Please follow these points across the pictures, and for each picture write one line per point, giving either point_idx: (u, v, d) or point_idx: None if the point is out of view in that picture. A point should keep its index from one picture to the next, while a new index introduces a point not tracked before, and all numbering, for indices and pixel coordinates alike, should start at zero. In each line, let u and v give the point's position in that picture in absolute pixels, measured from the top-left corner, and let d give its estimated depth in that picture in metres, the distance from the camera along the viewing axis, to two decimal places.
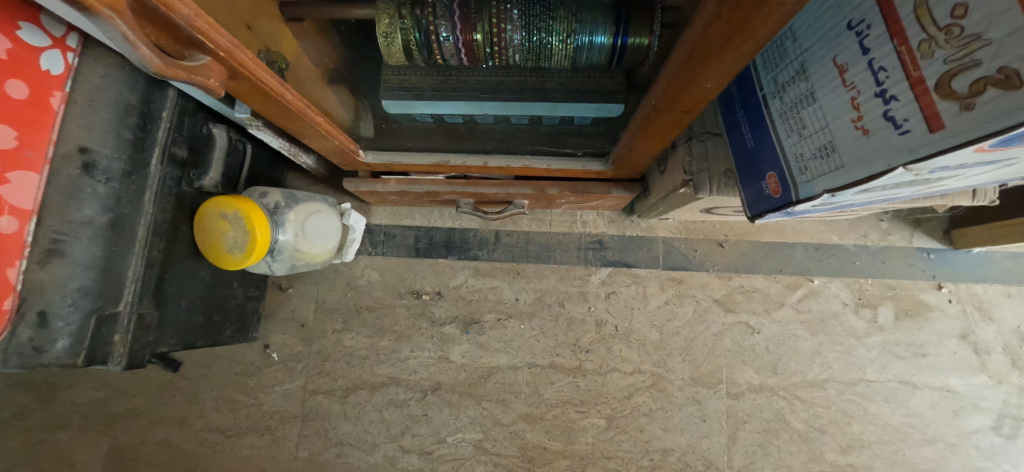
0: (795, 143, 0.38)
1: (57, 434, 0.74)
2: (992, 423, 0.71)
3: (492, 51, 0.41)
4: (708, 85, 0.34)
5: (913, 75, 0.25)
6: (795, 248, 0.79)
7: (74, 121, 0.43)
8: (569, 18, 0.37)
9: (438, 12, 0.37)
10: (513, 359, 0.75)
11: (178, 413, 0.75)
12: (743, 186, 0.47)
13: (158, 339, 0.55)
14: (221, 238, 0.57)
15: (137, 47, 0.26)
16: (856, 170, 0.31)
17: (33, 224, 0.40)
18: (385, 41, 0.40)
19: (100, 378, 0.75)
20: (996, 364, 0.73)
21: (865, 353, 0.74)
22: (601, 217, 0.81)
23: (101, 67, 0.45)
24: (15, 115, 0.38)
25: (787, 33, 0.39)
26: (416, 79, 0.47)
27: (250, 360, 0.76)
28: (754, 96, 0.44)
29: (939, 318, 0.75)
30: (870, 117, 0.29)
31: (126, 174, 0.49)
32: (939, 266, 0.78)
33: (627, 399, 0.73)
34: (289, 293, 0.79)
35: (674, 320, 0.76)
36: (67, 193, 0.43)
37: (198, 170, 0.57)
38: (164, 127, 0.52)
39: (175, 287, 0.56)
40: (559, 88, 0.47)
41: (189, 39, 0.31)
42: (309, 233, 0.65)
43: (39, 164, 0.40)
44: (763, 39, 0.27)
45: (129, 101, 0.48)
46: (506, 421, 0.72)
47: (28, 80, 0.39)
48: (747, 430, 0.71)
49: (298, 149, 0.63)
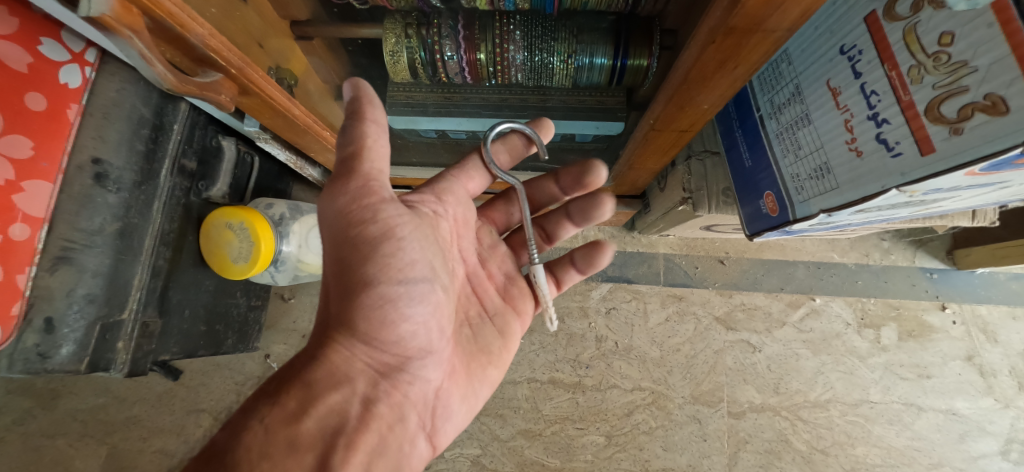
0: (791, 163, 0.38)
1: (55, 440, 0.73)
2: (1000, 448, 0.70)
3: (495, 69, 0.42)
4: (705, 105, 0.35)
5: (904, 99, 0.25)
6: (797, 266, 0.79)
7: (88, 132, 0.44)
8: (569, 39, 0.39)
9: (443, 32, 0.38)
10: (513, 374, 0.74)
11: (178, 421, 0.74)
12: (741, 204, 0.47)
13: (161, 346, 0.55)
14: (226, 249, 0.57)
15: (153, 64, 0.27)
16: (851, 191, 0.31)
17: (44, 231, 0.41)
18: (391, 60, 0.41)
19: (101, 385, 0.75)
20: (1003, 387, 0.72)
21: (868, 373, 0.73)
22: (602, 233, 0.82)
23: (118, 80, 0.46)
24: (33, 126, 0.39)
25: (782, 56, 0.39)
26: (421, 95, 0.48)
27: (251, 370, 0.76)
28: (751, 116, 0.44)
29: (944, 339, 0.74)
30: (863, 139, 0.29)
31: (136, 184, 0.49)
32: (942, 286, 0.77)
33: (626, 416, 0.72)
34: (292, 303, 0.79)
35: (674, 337, 0.75)
36: (79, 202, 0.43)
37: (206, 181, 0.58)
38: (175, 140, 0.53)
39: (179, 295, 0.57)
40: (560, 106, 0.48)
41: (201, 56, 0.32)
42: (313, 244, 0.66)
43: (53, 174, 0.41)
44: (756, 63, 0.28)
45: (144, 113, 0.49)
46: (504, 436, 0.71)
47: (48, 93, 0.40)
48: (749, 451, 0.70)
49: (304, 162, 0.64)
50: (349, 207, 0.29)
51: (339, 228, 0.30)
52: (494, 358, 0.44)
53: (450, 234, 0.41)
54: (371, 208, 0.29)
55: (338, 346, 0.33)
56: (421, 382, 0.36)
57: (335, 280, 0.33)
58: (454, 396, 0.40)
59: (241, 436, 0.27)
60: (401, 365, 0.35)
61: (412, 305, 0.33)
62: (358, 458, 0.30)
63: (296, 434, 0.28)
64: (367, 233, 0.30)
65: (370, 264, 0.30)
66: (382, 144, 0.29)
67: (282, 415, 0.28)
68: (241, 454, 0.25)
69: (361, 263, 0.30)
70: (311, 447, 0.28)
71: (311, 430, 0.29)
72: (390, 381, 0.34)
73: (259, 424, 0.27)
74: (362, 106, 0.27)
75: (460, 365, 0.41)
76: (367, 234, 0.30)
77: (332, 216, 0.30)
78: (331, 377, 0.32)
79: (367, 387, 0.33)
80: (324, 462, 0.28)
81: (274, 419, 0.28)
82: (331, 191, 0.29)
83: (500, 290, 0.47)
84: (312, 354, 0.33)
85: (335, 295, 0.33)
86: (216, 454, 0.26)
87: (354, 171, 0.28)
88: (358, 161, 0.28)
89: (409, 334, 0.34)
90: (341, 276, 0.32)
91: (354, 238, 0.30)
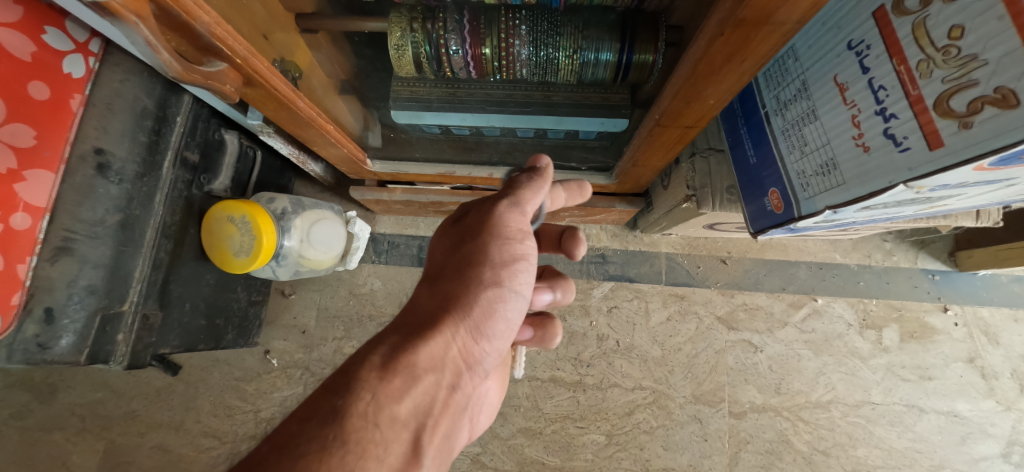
0: (796, 160, 0.38)
1: (53, 435, 0.72)
2: (1001, 451, 0.70)
3: (500, 64, 0.42)
4: (711, 100, 0.35)
5: (913, 94, 0.25)
6: (799, 266, 0.79)
7: (91, 122, 0.44)
8: (575, 34, 0.38)
9: (448, 26, 0.38)
10: (513, 372, 0.74)
11: (177, 417, 0.74)
12: (745, 202, 0.47)
13: (160, 340, 0.55)
14: (227, 242, 0.57)
15: (158, 51, 0.27)
16: (858, 187, 0.31)
17: (46, 221, 0.41)
18: (396, 53, 0.41)
19: (101, 379, 0.75)
20: (1005, 389, 0.72)
21: (870, 375, 0.73)
22: (604, 231, 0.82)
23: (121, 71, 0.46)
24: (35, 116, 0.39)
25: (789, 52, 0.39)
26: (425, 90, 0.48)
27: (250, 366, 0.76)
28: (756, 113, 0.44)
29: (946, 341, 0.74)
30: (870, 135, 0.29)
31: (139, 176, 0.49)
32: (944, 288, 0.77)
33: (627, 415, 0.71)
34: (292, 299, 0.79)
35: (676, 336, 0.75)
36: (81, 192, 0.43)
37: (208, 175, 0.58)
38: (178, 132, 0.53)
39: (180, 288, 0.57)
40: (565, 102, 0.48)
41: (206, 45, 0.32)
42: (314, 239, 0.66)
43: (55, 163, 0.41)
44: (764, 57, 0.28)
45: (146, 105, 0.49)
46: (505, 435, 0.71)
47: (50, 82, 0.40)
48: (750, 451, 0.70)
49: (307, 157, 0.63)
50: (507, 223, 0.33)
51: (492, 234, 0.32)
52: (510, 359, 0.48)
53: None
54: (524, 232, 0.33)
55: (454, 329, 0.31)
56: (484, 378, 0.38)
57: (461, 265, 0.33)
58: (488, 390, 0.42)
59: (358, 398, 0.24)
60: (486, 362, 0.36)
61: (514, 313, 0.35)
62: (435, 440, 0.30)
63: (397, 411, 0.25)
64: (515, 248, 0.33)
65: (505, 270, 0.33)
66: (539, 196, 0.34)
67: (393, 390, 0.26)
68: (359, 420, 0.23)
69: (498, 266, 0.32)
70: (410, 425, 0.26)
71: (413, 410, 0.27)
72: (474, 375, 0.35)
73: (376, 393, 0.25)
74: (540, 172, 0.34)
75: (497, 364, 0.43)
76: (514, 248, 0.33)
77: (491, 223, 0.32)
78: (437, 360, 0.29)
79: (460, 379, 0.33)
80: (418, 442, 0.27)
81: (390, 391, 0.25)
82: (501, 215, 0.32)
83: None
84: (424, 326, 0.30)
85: (456, 280, 0.32)
86: (329, 412, 0.23)
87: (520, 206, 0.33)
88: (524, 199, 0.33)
89: (501, 337, 0.35)
90: (471, 272, 0.32)
91: (501, 247, 0.32)
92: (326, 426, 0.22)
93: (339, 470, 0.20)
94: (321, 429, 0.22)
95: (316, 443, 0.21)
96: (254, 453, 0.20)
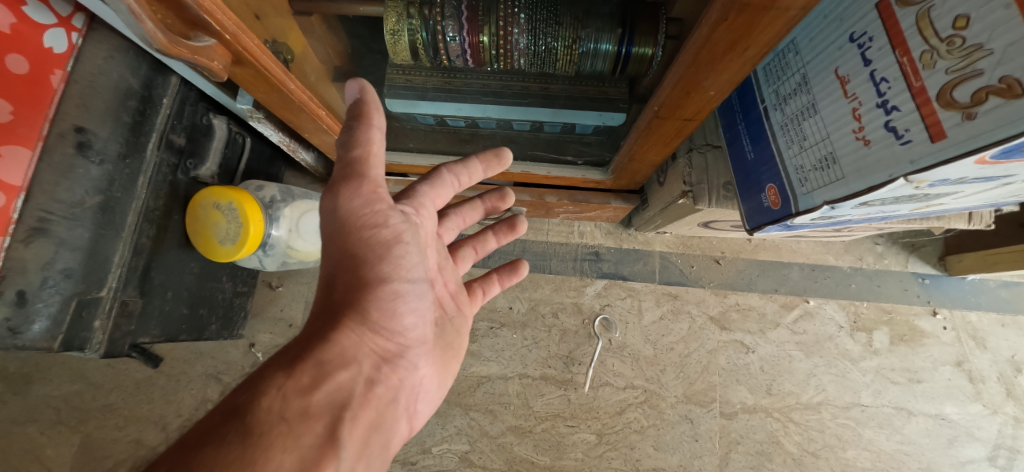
0: (795, 154, 0.38)
1: (27, 427, 0.70)
2: (988, 454, 0.70)
3: (498, 53, 0.41)
4: (711, 91, 0.35)
5: (915, 85, 0.25)
6: (791, 268, 0.79)
7: (72, 100, 0.42)
8: (575, 24, 0.38)
9: (445, 12, 0.37)
10: (504, 369, 0.73)
11: (157, 410, 0.72)
12: (743, 199, 0.47)
13: (140, 328, 0.53)
14: (213, 230, 0.56)
15: (142, 21, 0.26)
16: (857, 181, 0.30)
17: (21, 200, 0.39)
18: (391, 39, 0.40)
19: (78, 370, 0.72)
20: (991, 393, 0.73)
21: (859, 377, 0.73)
22: (598, 229, 0.82)
23: (106, 48, 0.45)
24: (16, 91, 0.37)
25: (789, 46, 0.39)
26: (420, 79, 0.47)
27: (235, 359, 0.74)
28: (755, 108, 0.44)
29: (935, 344, 0.75)
30: (871, 128, 0.29)
31: (121, 157, 0.48)
32: (934, 292, 0.78)
33: (618, 415, 0.71)
34: (279, 292, 0.77)
35: (668, 336, 0.75)
36: (59, 172, 0.42)
37: (194, 160, 0.56)
38: (164, 114, 0.51)
39: (162, 276, 0.55)
40: (562, 94, 0.48)
41: (195, 19, 0.30)
42: (303, 230, 0.64)
43: (33, 140, 0.39)
44: (767, 45, 0.27)
45: (131, 84, 0.47)
46: (494, 433, 0.70)
47: (32, 57, 0.39)
48: (740, 452, 0.70)
49: (297, 145, 0.62)
50: (360, 211, 0.30)
51: (349, 230, 0.31)
52: (458, 353, 0.48)
53: (429, 239, 0.43)
54: (382, 213, 0.31)
55: (347, 331, 0.32)
56: (414, 369, 0.39)
57: (343, 275, 0.33)
58: (430, 383, 0.43)
59: (259, 400, 0.26)
60: (401, 352, 0.37)
61: (415, 300, 0.36)
62: (357, 432, 0.31)
63: (305, 406, 0.27)
64: (381, 236, 0.32)
65: (386, 263, 0.33)
66: (382, 145, 0.29)
67: (298, 386, 0.28)
68: (262, 415, 0.25)
69: (377, 261, 0.32)
70: (321, 417, 0.28)
71: (321, 402, 0.29)
72: (389, 366, 0.36)
73: (275, 391, 0.27)
74: (367, 108, 0.27)
75: (437, 357, 0.44)
76: (380, 236, 0.32)
77: (343, 221, 0.30)
78: (340, 358, 0.31)
79: (371, 370, 0.33)
80: (333, 431, 0.28)
81: (289, 388, 0.27)
82: (350, 205, 0.30)
83: (454, 297, 0.50)
84: (317, 336, 0.32)
85: (345, 288, 0.33)
86: (233, 413, 0.25)
87: (363, 175, 0.29)
88: (366, 165, 0.29)
89: (409, 327, 0.36)
90: (355, 275, 0.32)
91: (367, 239, 0.31)
92: (229, 426, 0.24)
93: (237, 455, 0.22)
94: (221, 427, 0.24)
95: (216, 439, 0.23)
96: (166, 456, 0.22)
